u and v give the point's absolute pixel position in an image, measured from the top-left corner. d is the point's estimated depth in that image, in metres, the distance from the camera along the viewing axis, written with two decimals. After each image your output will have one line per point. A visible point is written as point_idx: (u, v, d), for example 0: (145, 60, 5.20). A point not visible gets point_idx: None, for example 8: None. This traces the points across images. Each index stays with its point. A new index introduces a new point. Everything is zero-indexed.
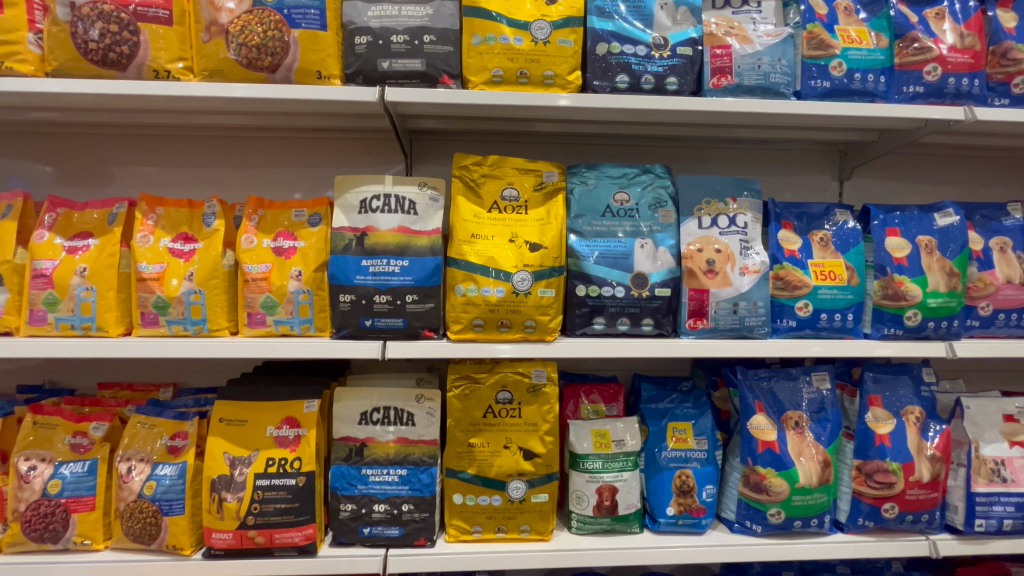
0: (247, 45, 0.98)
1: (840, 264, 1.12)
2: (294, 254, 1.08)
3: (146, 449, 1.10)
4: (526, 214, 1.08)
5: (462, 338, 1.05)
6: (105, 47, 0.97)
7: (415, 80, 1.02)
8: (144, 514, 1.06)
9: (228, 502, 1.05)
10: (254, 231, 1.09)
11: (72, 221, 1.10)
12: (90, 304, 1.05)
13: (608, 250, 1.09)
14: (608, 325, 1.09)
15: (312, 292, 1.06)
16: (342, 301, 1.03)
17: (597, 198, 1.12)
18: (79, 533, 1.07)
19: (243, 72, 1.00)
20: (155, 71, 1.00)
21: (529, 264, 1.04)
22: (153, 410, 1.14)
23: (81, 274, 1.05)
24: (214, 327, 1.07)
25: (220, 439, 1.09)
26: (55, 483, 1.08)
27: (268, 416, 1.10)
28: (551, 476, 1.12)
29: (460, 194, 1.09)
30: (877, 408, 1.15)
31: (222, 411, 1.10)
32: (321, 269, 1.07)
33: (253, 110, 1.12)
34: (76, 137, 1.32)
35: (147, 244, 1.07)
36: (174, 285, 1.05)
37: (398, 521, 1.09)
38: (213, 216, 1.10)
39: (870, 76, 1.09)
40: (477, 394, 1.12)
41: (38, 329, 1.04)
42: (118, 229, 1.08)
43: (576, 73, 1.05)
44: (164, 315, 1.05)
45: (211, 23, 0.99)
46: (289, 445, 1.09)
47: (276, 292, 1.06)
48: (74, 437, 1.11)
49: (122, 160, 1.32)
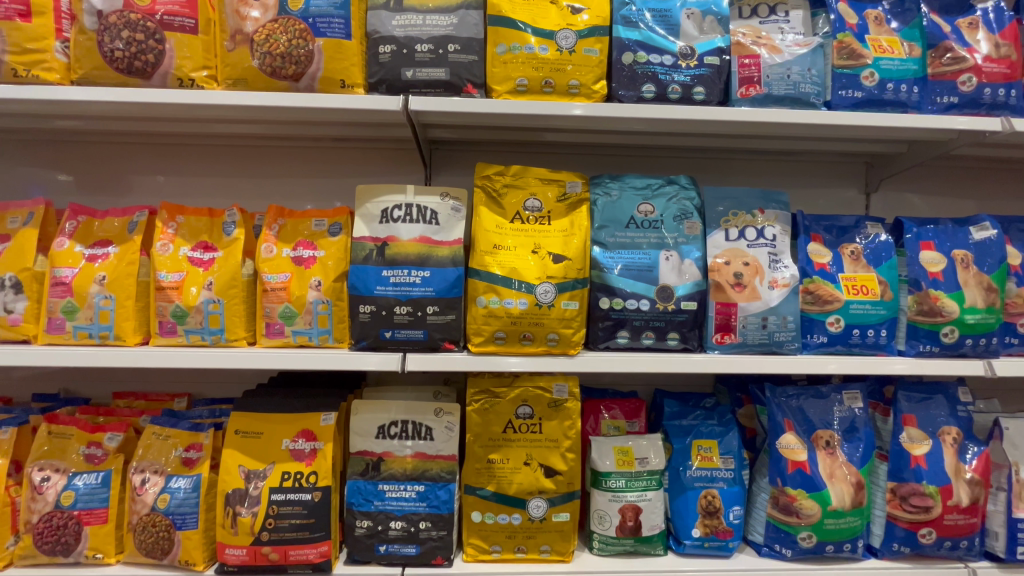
0: (272, 53, 0.98)
1: (872, 279, 1.09)
2: (314, 264, 1.06)
3: (160, 460, 1.09)
4: (549, 226, 1.06)
5: (483, 350, 1.03)
6: (130, 55, 0.98)
7: (439, 89, 1.01)
8: (157, 528, 1.04)
9: (242, 517, 1.03)
10: (274, 240, 1.08)
11: (92, 229, 1.09)
12: (108, 312, 1.04)
13: (632, 261, 1.07)
14: (632, 339, 1.06)
15: (331, 302, 1.05)
16: (362, 312, 1.01)
17: (621, 209, 1.10)
18: (91, 546, 1.05)
19: (267, 80, 0.99)
20: (180, 80, 1.00)
21: (552, 276, 1.02)
22: (168, 421, 1.13)
23: (101, 282, 1.04)
24: (232, 337, 1.05)
25: (235, 452, 1.07)
26: (68, 494, 1.06)
27: (284, 429, 1.08)
28: (572, 495, 1.09)
29: (482, 204, 1.07)
30: (911, 428, 1.11)
31: (238, 423, 1.08)
32: (341, 279, 1.06)
33: (274, 118, 1.12)
34: (97, 146, 1.32)
35: (167, 253, 1.06)
36: (193, 294, 1.04)
37: (415, 540, 1.06)
38: (233, 225, 1.09)
39: (903, 86, 1.06)
40: (497, 408, 1.10)
41: (56, 338, 1.04)
42: (138, 238, 1.08)
43: (601, 82, 1.04)
44: (183, 324, 1.04)
45: (236, 32, 0.99)
46: (305, 458, 1.07)
47: (295, 302, 1.04)
48: (89, 447, 1.10)
49: (141, 169, 1.32)
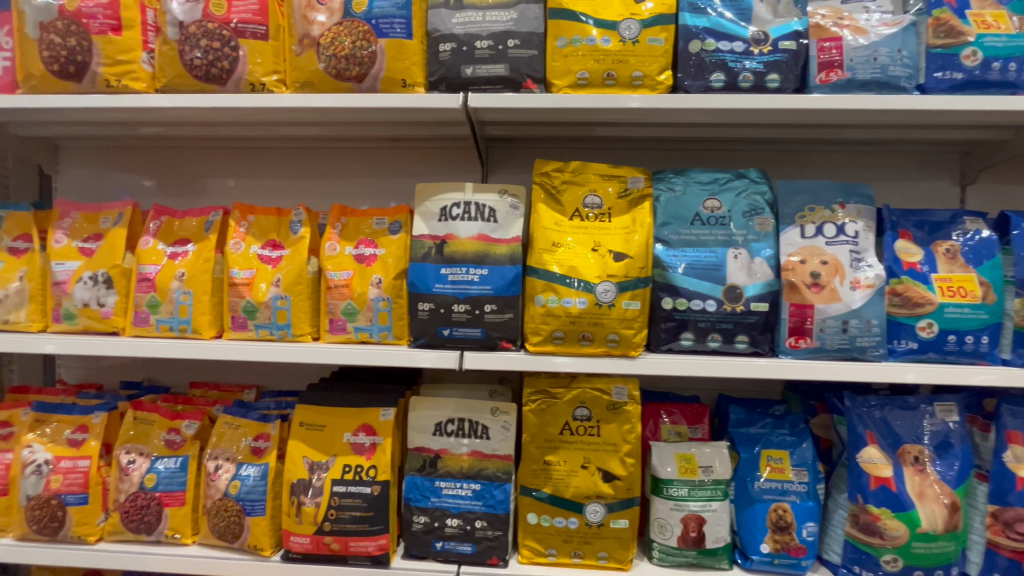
0: (337, 55, 1.00)
1: (972, 280, 0.98)
2: (375, 262, 1.08)
3: (232, 448, 1.14)
4: (609, 223, 1.03)
5: (540, 350, 1.01)
6: (208, 63, 1.03)
7: (498, 85, 1.01)
8: (229, 512, 1.09)
9: (306, 506, 1.06)
10: (337, 239, 1.11)
11: (173, 228, 1.16)
12: (187, 307, 1.10)
13: (697, 260, 1.02)
14: (697, 342, 1.01)
15: (391, 300, 1.06)
16: (421, 309, 1.02)
17: (686, 205, 1.05)
18: (170, 526, 1.12)
19: (332, 82, 1.02)
20: (252, 85, 1.04)
21: (612, 274, 0.98)
22: (239, 411, 1.18)
23: (180, 278, 1.11)
24: (298, 332, 1.09)
25: (300, 443, 1.10)
26: (151, 476, 1.13)
27: (345, 423, 1.11)
28: (631, 501, 1.05)
29: (541, 201, 1.05)
30: (1018, 447, 1.00)
31: (303, 416, 1.12)
32: (401, 276, 1.07)
33: (337, 120, 1.15)
34: (177, 151, 1.41)
35: (239, 251, 1.11)
36: (263, 290, 1.08)
37: (471, 538, 1.06)
38: (299, 224, 1.13)
39: (1011, 65, 0.95)
40: (554, 409, 1.07)
41: (141, 330, 1.11)
42: (213, 236, 1.13)
43: (666, 72, 0.99)
44: (253, 319, 1.09)
45: (304, 36, 1.02)
46: (365, 452, 1.09)
47: (357, 299, 1.07)
48: (169, 433, 1.17)
49: (216, 172, 1.40)
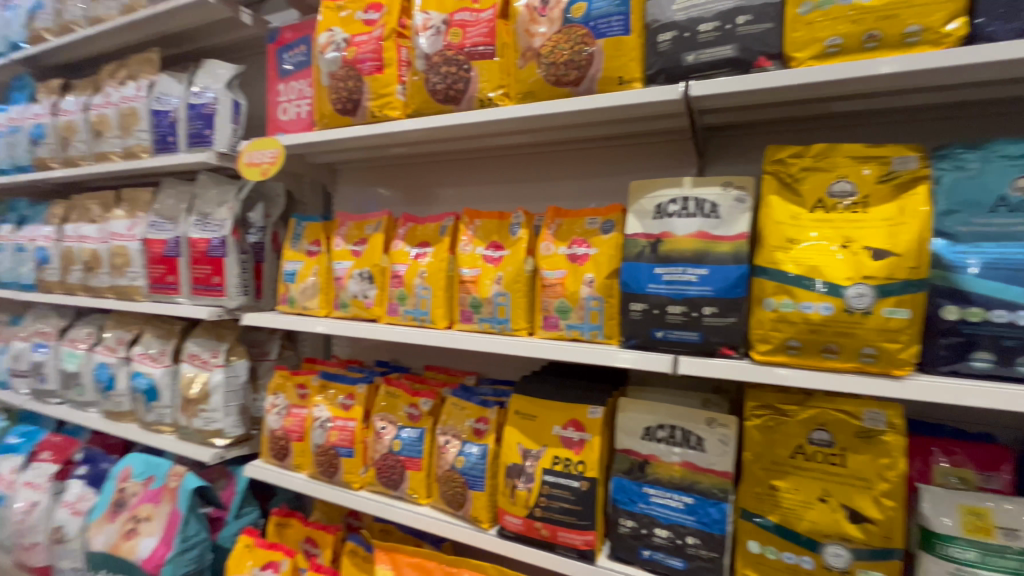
0: (556, 63, 1.04)
1: None
2: (587, 261, 1.10)
3: (458, 427, 1.29)
4: (866, 214, 0.86)
5: (769, 360, 0.90)
6: (446, 87, 1.17)
7: (725, 69, 0.92)
8: (455, 483, 1.24)
9: (520, 490, 1.14)
10: (552, 239, 1.16)
11: (417, 232, 1.37)
12: (426, 300, 1.27)
13: (1003, 258, 0.78)
14: (998, 364, 0.78)
15: (603, 299, 1.07)
16: (633, 310, 1.00)
17: (984, 188, 0.81)
18: (410, 487, 1.32)
19: (551, 89, 1.07)
20: (481, 101, 1.15)
21: (870, 276, 0.82)
22: (464, 394, 1.32)
23: (422, 276, 1.29)
24: (515, 326, 1.17)
25: (515, 430, 1.18)
26: (397, 442, 1.35)
27: (555, 416, 1.15)
28: (889, 553, 0.87)
29: (773, 192, 0.93)
30: None
31: (518, 405, 1.20)
32: (613, 276, 1.07)
33: (553, 125, 1.20)
34: (419, 166, 1.65)
35: (467, 251, 1.25)
36: (487, 287, 1.19)
37: (682, 554, 1.00)
38: (518, 226, 1.21)
39: None
40: (784, 429, 0.95)
41: (393, 319, 1.33)
42: (447, 239, 1.30)
43: (958, 20, 0.78)
44: (478, 313, 1.21)
45: (526, 50, 1.08)
46: (573, 447, 1.12)
47: (569, 297, 1.10)
48: (410, 407, 1.38)
49: (447, 183, 1.60)
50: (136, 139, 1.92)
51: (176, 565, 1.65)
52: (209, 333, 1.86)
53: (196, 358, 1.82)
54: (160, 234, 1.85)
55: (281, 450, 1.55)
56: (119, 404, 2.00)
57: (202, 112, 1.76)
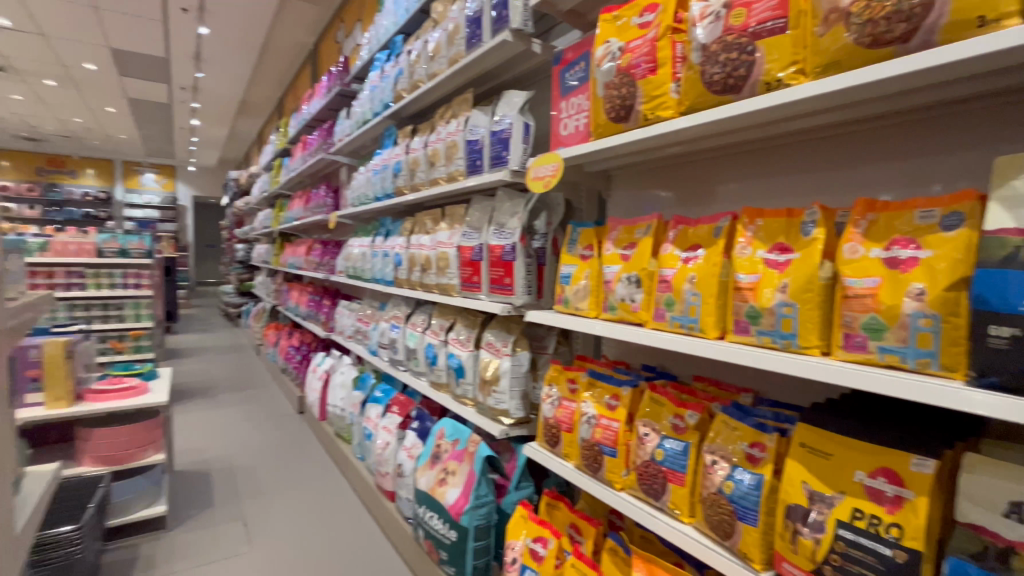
0: (873, 20, 0.84)
1: None
2: (916, 266, 0.84)
3: (728, 448, 1.17)
4: None
5: None
6: (726, 75, 1.08)
7: None
8: (721, 509, 1.13)
9: (804, 538, 0.96)
10: (861, 239, 0.94)
11: (688, 235, 1.31)
12: (695, 307, 1.20)
13: None
14: None
15: (940, 318, 0.80)
16: (993, 337, 0.72)
17: None
18: (672, 501, 1.28)
19: (865, 53, 0.86)
20: (768, 84, 1.02)
21: None
22: (737, 414, 1.20)
23: (691, 281, 1.22)
24: (804, 344, 0.99)
25: (800, 466, 1.00)
26: (660, 452, 1.32)
27: (859, 459, 0.93)
28: None
29: None
30: None
31: (804, 436, 1.02)
32: (958, 287, 0.79)
33: (866, 98, 0.97)
34: (695, 164, 1.59)
35: (746, 255, 1.12)
36: (767, 296, 1.05)
37: None
38: (812, 225, 1.02)
39: None
40: None
41: (659, 324, 1.30)
42: (721, 241, 1.20)
43: None
44: (756, 325, 1.07)
45: (830, 12, 0.89)
46: (885, 503, 0.88)
47: (885, 313, 0.86)
48: (675, 418, 1.33)
49: (725, 178, 1.50)
50: (455, 166, 2.39)
51: (472, 517, 1.98)
52: (502, 326, 2.20)
53: (492, 346, 2.16)
54: (470, 242, 2.28)
55: (553, 437, 1.70)
56: (439, 376, 2.51)
57: (501, 137, 2.07)
